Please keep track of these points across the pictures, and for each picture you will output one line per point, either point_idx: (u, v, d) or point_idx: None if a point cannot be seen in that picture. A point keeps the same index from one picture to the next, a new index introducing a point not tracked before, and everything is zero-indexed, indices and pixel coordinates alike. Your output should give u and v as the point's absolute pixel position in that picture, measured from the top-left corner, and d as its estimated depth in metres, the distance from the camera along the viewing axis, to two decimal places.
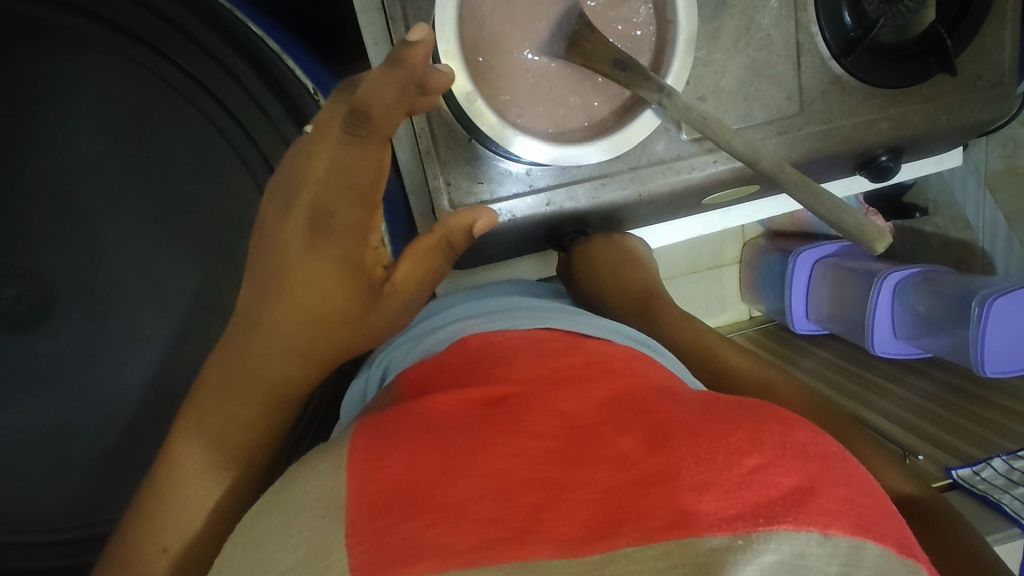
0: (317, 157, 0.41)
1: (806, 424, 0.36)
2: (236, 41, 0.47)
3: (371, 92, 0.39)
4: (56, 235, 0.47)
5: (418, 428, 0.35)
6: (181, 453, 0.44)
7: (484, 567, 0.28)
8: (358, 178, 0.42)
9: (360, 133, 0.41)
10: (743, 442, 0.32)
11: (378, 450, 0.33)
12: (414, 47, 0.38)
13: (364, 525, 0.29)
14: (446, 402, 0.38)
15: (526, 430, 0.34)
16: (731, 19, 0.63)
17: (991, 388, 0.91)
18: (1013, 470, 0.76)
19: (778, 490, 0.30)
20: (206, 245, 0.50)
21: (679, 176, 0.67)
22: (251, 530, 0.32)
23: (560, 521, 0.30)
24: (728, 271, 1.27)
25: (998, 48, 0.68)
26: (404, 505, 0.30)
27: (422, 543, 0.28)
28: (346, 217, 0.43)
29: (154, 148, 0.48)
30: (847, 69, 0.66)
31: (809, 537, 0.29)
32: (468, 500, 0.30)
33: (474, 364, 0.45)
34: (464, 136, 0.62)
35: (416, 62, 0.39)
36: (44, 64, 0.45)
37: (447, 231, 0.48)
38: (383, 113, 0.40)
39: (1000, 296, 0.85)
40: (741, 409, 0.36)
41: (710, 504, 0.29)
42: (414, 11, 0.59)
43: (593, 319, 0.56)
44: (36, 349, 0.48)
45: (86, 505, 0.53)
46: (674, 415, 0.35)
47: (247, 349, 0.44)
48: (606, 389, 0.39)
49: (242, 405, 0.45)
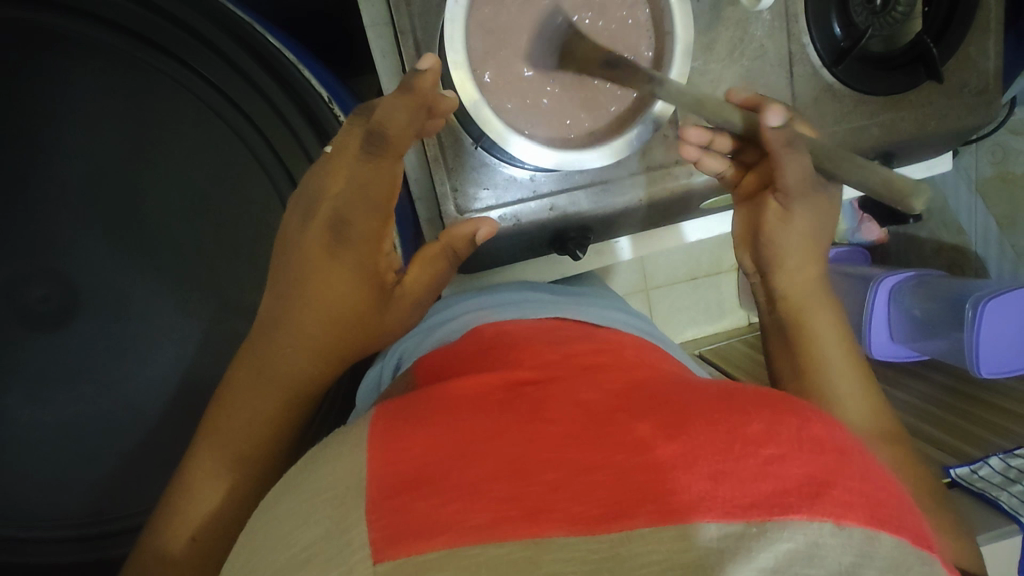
0: (337, 171, 0.45)
1: (821, 416, 0.38)
2: (257, 52, 0.49)
3: (385, 117, 0.43)
4: (84, 237, 0.49)
5: (443, 412, 0.37)
6: (202, 447, 0.46)
7: (497, 544, 0.28)
8: (374, 193, 0.45)
9: (377, 152, 0.44)
10: (760, 434, 0.34)
11: (398, 432, 0.35)
12: (424, 74, 0.43)
13: (383, 503, 0.30)
14: (465, 388, 0.40)
15: (543, 419, 0.36)
16: (726, 30, 0.66)
17: (987, 389, 0.93)
18: (1010, 468, 0.78)
19: (793, 482, 0.32)
20: (226, 247, 0.52)
21: (678, 181, 0.69)
22: (274, 507, 0.34)
23: (574, 501, 0.31)
24: (727, 277, 1.24)
25: (982, 56, 0.71)
26: (420, 484, 0.31)
27: (437, 519, 0.29)
28: (364, 226, 0.46)
29: (175, 153, 0.50)
30: (840, 77, 0.68)
31: (823, 527, 0.30)
32: (483, 481, 0.31)
33: (487, 357, 0.47)
34: (468, 143, 0.65)
35: (426, 87, 0.43)
36: (67, 72, 0.47)
37: (450, 239, 0.53)
38: (400, 134, 0.43)
39: (994, 296, 0.87)
40: (753, 397, 0.39)
41: (725, 491, 0.31)
42: (422, 24, 0.61)
43: (595, 312, 0.63)
44: (60, 348, 0.50)
45: (104, 505, 0.54)
46: (688, 404, 0.37)
47: (270, 350, 0.46)
48: (620, 380, 0.41)
49: (262, 399, 0.46)
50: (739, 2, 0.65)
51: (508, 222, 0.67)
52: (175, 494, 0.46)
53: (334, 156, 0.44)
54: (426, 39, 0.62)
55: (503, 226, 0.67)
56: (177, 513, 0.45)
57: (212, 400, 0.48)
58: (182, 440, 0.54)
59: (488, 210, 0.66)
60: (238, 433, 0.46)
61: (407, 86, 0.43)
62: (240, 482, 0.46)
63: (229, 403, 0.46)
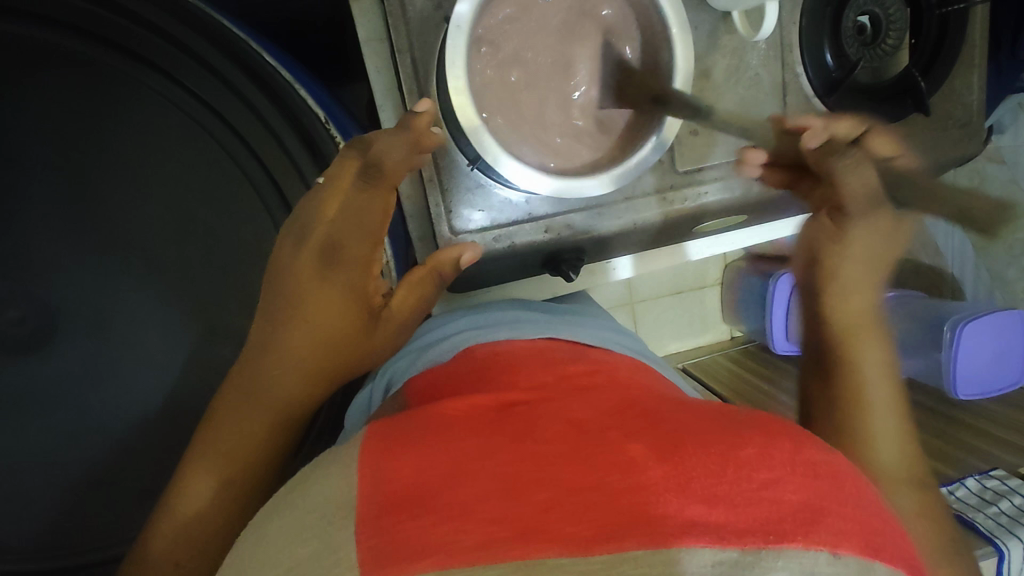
0: (330, 201, 0.46)
1: (818, 442, 0.38)
2: (252, 71, 0.48)
3: (383, 150, 0.48)
4: (62, 255, 0.47)
5: (432, 431, 0.36)
6: (187, 459, 0.45)
7: (490, 565, 0.27)
8: (368, 220, 0.48)
9: (373, 180, 0.48)
10: (752, 457, 0.33)
11: (391, 448, 0.34)
12: (419, 116, 0.50)
13: (373, 522, 0.29)
14: (457, 408, 0.40)
15: (535, 438, 0.35)
16: (723, 58, 0.66)
17: (964, 410, 0.97)
18: (986, 489, 0.82)
19: (786, 507, 0.31)
20: (216, 270, 0.51)
21: (671, 207, 0.70)
22: (261, 526, 0.33)
23: (567, 522, 0.29)
24: (710, 293, 1.25)
25: (966, 90, 0.72)
26: (412, 504, 0.30)
27: (428, 540, 0.28)
28: (356, 250, 0.48)
29: (165, 173, 0.48)
30: (830, 107, 0.69)
31: (819, 556, 0.29)
32: (474, 500, 0.30)
33: (479, 377, 0.47)
34: (463, 164, 0.64)
35: (419, 128, 0.50)
36: (53, 89, 0.45)
37: (437, 262, 0.54)
38: (394, 166, 0.49)
39: (971, 321, 0.91)
40: (751, 422, 0.38)
41: (718, 516, 0.30)
42: (420, 44, 0.61)
43: (586, 330, 0.63)
44: (36, 372, 0.48)
45: (77, 537, 0.52)
46: (681, 427, 0.37)
47: (260, 366, 0.45)
48: (616, 403, 0.41)
49: (250, 418, 0.45)
50: (736, 31, 0.66)
51: (502, 243, 0.66)
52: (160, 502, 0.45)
53: (330, 185, 0.46)
54: (423, 59, 0.61)
55: (496, 248, 0.66)
56: (160, 522, 0.43)
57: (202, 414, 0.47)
58: (167, 464, 0.53)
59: (482, 231, 0.66)
60: (226, 450, 0.45)
61: (404, 126, 0.50)
62: (227, 502, 0.44)
63: (216, 417, 0.45)
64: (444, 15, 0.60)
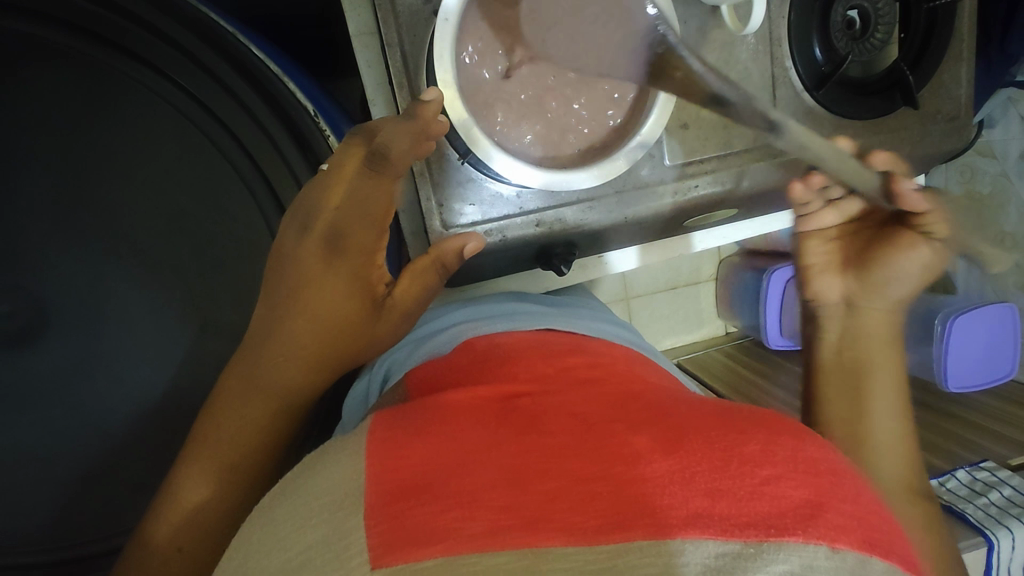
0: (334, 189, 0.44)
1: (818, 441, 0.38)
2: (236, 62, 0.48)
3: (389, 137, 0.45)
4: (55, 250, 0.47)
5: (435, 420, 0.36)
6: (192, 449, 0.45)
7: (496, 552, 0.27)
8: (370, 207, 0.47)
9: (377, 169, 0.45)
10: (757, 454, 0.33)
11: (397, 436, 0.35)
12: (427, 104, 0.46)
13: (382, 509, 0.29)
14: (461, 398, 0.40)
15: (541, 431, 0.35)
16: (711, 52, 0.67)
17: (956, 403, 0.98)
18: (976, 481, 0.82)
19: (788, 502, 0.31)
20: (208, 264, 0.51)
21: (661, 200, 0.70)
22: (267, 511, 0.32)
23: (573, 512, 0.30)
24: (704, 288, 1.25)
25: (955, 84, 0.73)
26: (418, 493, 0.30)
27: (436, 526, 0.28)
28: (358, 238, 0.47)
29: (156, 166, 0.49)
30: (820, 101, 0.70)
31: (818, 549, 0.29)
32: (480, 489, 0.30)
33: (482, 370, 0.47)
34: (453, 158, 0.64)
35: (429, 116, 0.47)
36: (39, 82, 0.45)
37: (440, 253, 0.54)
38: (401, 155, 0.46)
39: (961, 313, 0.91)
40: (751, 418, 0.39)
41: (721, 509, 0.30)
42: (410, 39, 0.61)
43: (586, 323, 0.64)
44: (31, 366, 0.48)
45: (73, 529, 0.52)
46: (678, 419, 0.37)
47: (266, 359, 0.46)
48: (611, 394, 0.41)
49: (251, 407, 0.46)
50: (725, 25, 0.66)
51: (493, 236, 0.66)
52: (163, 489, 0.45)
53: (335, 173, 0.44)
54: (413, 53, 0.61)
55: (488, 241, 0.67)
56: (164, 509, 0.43)
57: (204, 404, 0.47)
58: (163, 457, 0.53)
59: (474, 225, 0.66)
60: (229, 439, 0.45)
61: (410, 114, 0.46)
62: (228, 492, 0.44)
63: (221, 408, 0.45)
64: (433, 9, 0.61)
